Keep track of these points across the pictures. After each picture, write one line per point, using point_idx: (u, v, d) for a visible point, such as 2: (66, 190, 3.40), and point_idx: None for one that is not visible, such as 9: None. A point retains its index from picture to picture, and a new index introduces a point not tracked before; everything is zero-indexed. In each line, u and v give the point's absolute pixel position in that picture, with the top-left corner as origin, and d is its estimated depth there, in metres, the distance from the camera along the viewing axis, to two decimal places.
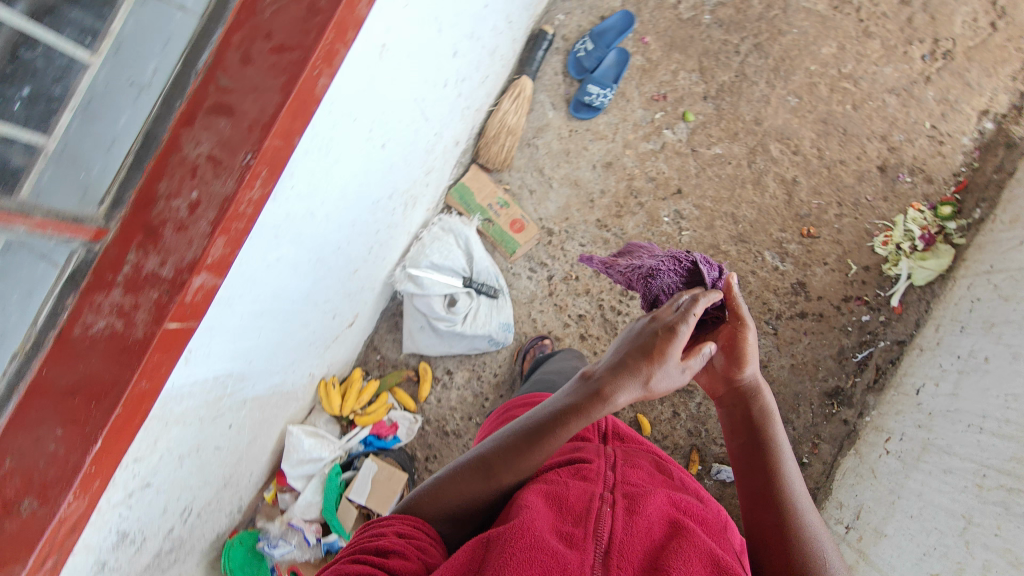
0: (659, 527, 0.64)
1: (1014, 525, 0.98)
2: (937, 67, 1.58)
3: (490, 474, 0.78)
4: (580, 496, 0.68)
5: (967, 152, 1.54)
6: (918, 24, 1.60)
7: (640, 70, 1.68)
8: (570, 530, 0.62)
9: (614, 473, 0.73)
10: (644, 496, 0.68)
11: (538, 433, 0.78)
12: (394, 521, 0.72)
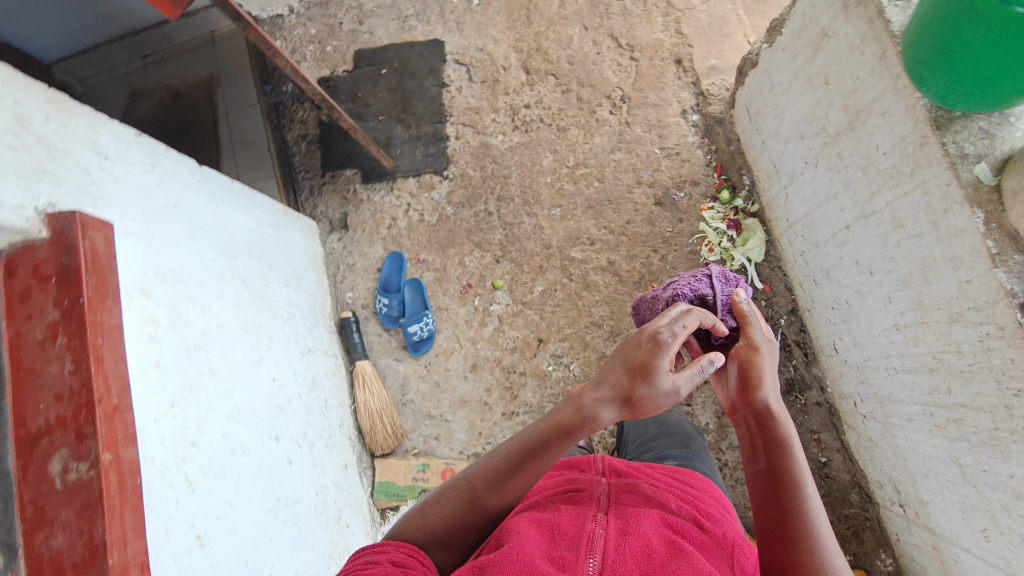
0: (642, 539, 0.75)
1: (989, 456, 0.93)
2: (626, 111, 1.80)
3: (486, 492, 0.87)
4: (570, 524, 0.79)
5: (700, 146, 1.74)
6: (588, 96, 1.83)
7: (437, 281, 1.81)
8: (557, 548, 0.73)
9: (607, 504, 0.85)
10: (629, 518, 0.80)
11: (525, 458, 0.88)
12: (388, 548, 0.79)
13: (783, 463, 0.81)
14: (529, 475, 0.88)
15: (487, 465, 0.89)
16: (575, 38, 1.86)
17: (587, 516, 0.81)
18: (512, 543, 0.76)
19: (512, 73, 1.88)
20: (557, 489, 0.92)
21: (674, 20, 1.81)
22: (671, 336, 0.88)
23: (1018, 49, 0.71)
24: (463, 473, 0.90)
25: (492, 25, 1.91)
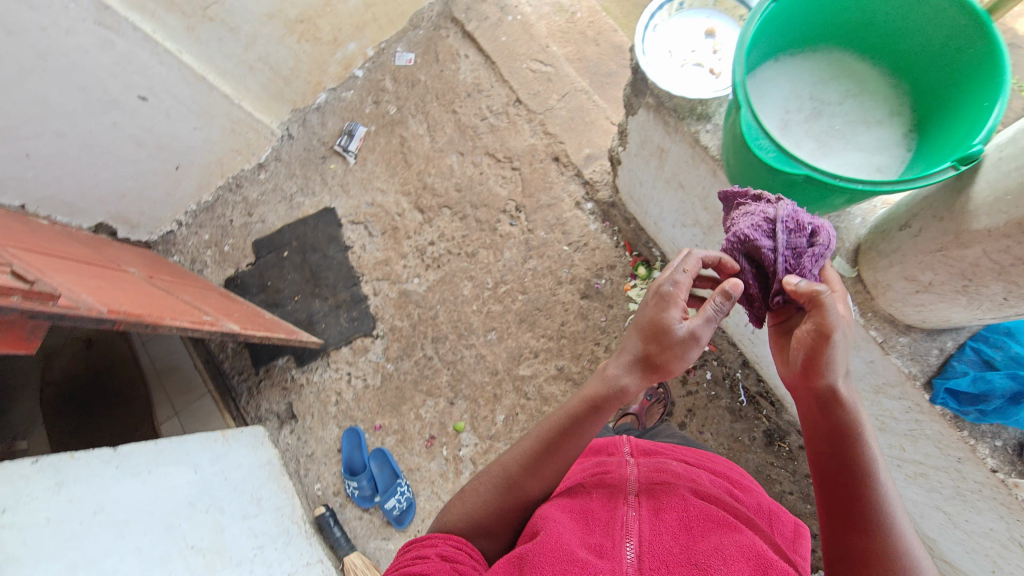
0: (677, 518, 0.71)
1: (969, 510, 1.00)
2: (525, 220, 1.84)
3: (520, 478, 0.84)
4: (601, 510, 0.76)
5: (604, 230, 1.79)
6: (485, 215, 1.87)
7: (400, 443, 1.76)
8: (589, 537, 0.71)
9: (639, 476, 0.80)
10: (658, 495, 0.76)
11: (550, 444, 0.83)
12: (427, 544, 0.77)
13: (857, 447, 0.69)
14: (557, 463, 0.84)
15: (518, 453, 0.86)
16: (454, 166, 1.92)
17: (619, 500, 0.77)
18: (536, 534, 0.73)
19: (408, 216, 1.91)
20: (587, 470, 0.88)
21: (539, 121, 1.88)
22: (676, 286, 0.79)
23: (796, 189, 0.83)
24: (499, 460, 0.88)
25: (375, 178, 1.95)
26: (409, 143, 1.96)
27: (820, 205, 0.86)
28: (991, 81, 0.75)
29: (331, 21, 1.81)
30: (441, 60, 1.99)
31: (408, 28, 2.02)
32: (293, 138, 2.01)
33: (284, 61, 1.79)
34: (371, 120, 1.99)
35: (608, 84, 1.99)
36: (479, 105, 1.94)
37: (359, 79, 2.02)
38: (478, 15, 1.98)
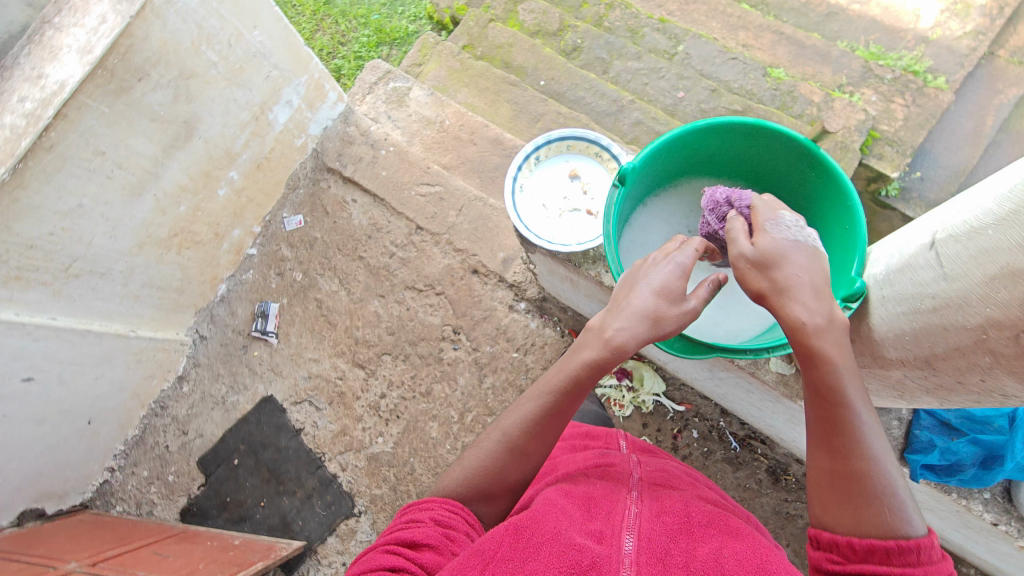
0: (678, 519, 0.86)
1: None
2: (467, 341, 1.81)
3: (526, 434, 0.97)
4: (608, 503, 0.90)
5: (546, 325, 1.80)
6: (427, 349, 1.82)
7: None
8: (594, 520, 0.85)
9: (641, 488, 0.96)
10: (663, 501, 0.91)
11: (559, 405, 0.98)
12: (430, 508, 0.93)
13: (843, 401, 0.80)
14: (554, 428, 0.98)
15: (527, 405, 0.99)
16: (380, 311, 1.86)
17: (625, 497, 0.92)
18: (541, 509, 0.87)
19: (351, 376, 1.83)
20: (592, 464, 1.04)
21: (446, 241, 1.87)
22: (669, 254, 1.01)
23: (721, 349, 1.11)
24: (509, 413, 1.01)
25: (304, 349, 1.87)
26: (326, 303, 1.90)
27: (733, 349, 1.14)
28: (844, 195, 1.14)
29: (206, 222, 1.68)
30: (330, 211, 1.96)
31: (288, 191, 1.94)
32: (205, 338, 1.89)
33: (171, 276, 1.66)
34: (280, 292, 1.92)
35: (498, 178, 2.01)
36: (383, 243, 1.91)
37: (254, 256, 1.94)
38: (352, 158, 1.97)
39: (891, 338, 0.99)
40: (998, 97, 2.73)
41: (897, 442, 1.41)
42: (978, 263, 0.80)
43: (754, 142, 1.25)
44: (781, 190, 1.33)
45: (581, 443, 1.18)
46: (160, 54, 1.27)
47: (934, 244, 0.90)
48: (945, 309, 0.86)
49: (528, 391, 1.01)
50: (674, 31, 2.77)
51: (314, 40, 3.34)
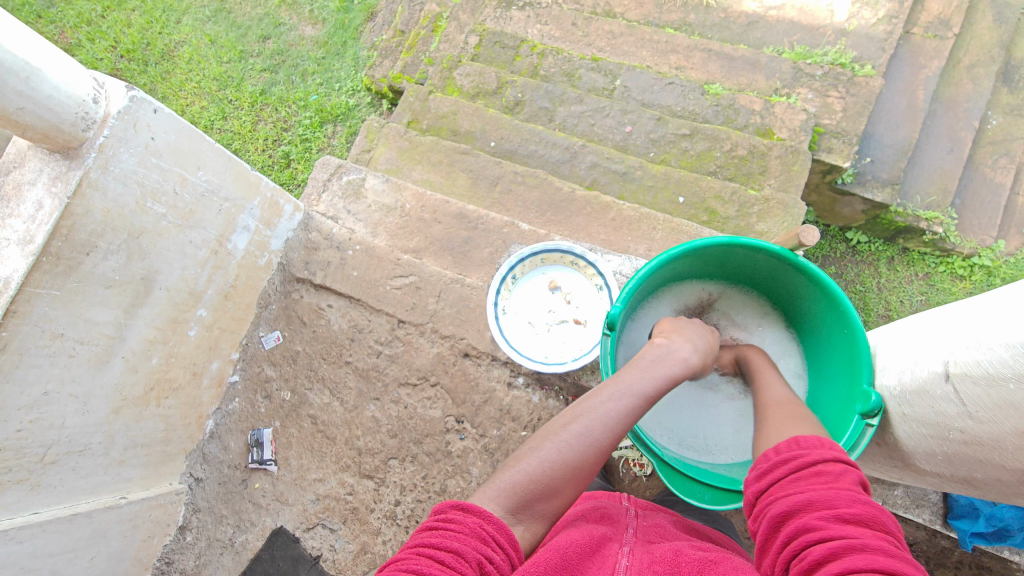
0: (668, 563, 0.95)
1: None
2: (473, 428, 1.76)
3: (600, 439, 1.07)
4: (603, 551, 1.01)
5: (548, 396, 1.77)
6: (434, 445, 1.76)
7: None
8: (586, 566, 0.95)
9: (634, 543, 1.07)
10: (654, 551, 1.01)
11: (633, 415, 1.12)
12: (465, 537, 0.89)
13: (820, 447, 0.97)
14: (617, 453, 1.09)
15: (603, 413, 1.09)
16: (378, 415, 1.81)
17: (616, 549, 1.02)
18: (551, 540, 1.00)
19: (361, 489, 1.76)
20: (592, 518, 1.16)
21: (432, 329, 1.86)
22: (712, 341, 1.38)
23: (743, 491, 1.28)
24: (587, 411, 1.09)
25: (307, 471, 1.79)
26: (321, 418, 1.83)
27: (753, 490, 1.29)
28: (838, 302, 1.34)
29: (182, 366, 1.60)
30: (307, 321, 1.91)
31: (260, 310, 1.88)
32: (200, 480, 1.75)
33: (154, 430, 1.57)
34: (271, 415, 1.85)
35: (470, 252, 1.99)
36: (367, 344, 1.87)
37: (237, 382, 1.85)
38: (320, 264, 1.94)
39: (924, 452, 1.17)
40: (923, 70, 2.80)
41: (949, 509, 1.63)
42: (1004, 414, 0.93)
43: (742, 253, 1.49)
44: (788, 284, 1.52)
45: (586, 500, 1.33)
46: (105, 223, 1.23)
47: (949, 376, 1.05)
48: (977, 443, 1.01)
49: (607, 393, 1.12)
50: (608, 67, 2.84)
51: (257, 132, 3.31)
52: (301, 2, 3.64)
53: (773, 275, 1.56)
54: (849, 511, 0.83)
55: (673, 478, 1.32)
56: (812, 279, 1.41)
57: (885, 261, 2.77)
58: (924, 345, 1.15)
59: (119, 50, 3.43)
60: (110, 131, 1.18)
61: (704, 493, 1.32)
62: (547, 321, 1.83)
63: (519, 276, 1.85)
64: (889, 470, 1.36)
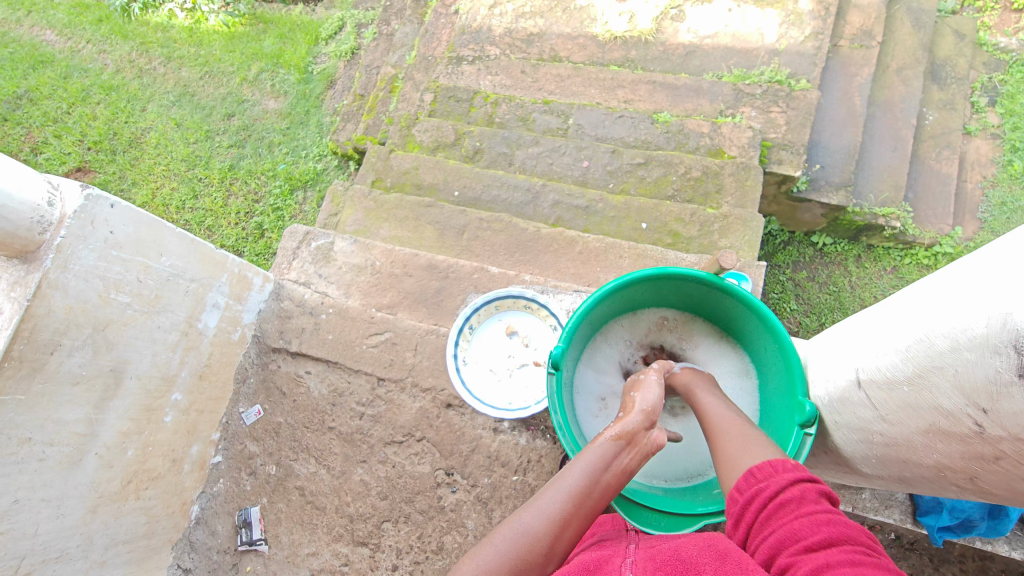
0: (669, 568, 0.91)
1: None
2: (463, 479, 1.74)
3: (535, 542, 1.03)
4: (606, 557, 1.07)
5: (535, 437, 1.76)
6: (426, 502, 1.74)
7: None
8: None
9: (637, 552, 1.02)
10: (657, 556, 0.96)
11: (569, 509, 1.08)
12: None
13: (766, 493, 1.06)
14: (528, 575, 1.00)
15: (535, 517, 1.06)
16: (367, 478, 1.78)
17: (619, 564, 0.98)
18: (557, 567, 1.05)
19: (357, 558, 1.71)
20: (594, 547, 1.12)
21: (412, 384, 1.86)
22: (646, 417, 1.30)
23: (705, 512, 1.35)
24: (514, 517, 1.07)
25: (299, 546, 1.74)
26: (309, 489, 1.79)
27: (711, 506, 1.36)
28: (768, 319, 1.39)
29: (160, 453, 1.57)
30: (287, 392, 1.90)
31: (238, 385, 1.87)
32: (188, 570, 1.69)
33: (137, 524, 1.52)
34: (257, 492, 1.80)
35: (444, 301, 2.01)
36: (349, 407, 1.86)
37: (220, 463, 1.81)
38: (294, 332, 1.95)
39: (859, 457, 1.17)
40: (855, 79, 2.95)
41: (916, 506, 1.63)
42: (908, 415, 0.96)
43: (672, 281, 1.52)
44: (718, 305, 1.56)
45: (590, 531, 1.26)
46: (68, 321, 1.24)
47: (861, 383, 1.08)
48: (897, 446, 1.03)
49: (543, 493, 1.10)
50: (560, 108, 2.95)
51: (228, 207, 3.35)
52: (262, 78, 3.77)
53: (707, 301, 1.59)
54: (814, 539, 0.86)
55: (626, 507, 1.33)
56: (741, 298, 1.45)
57: (853, 259, 2.83)
58: (838, 358, 1.18)
59: (86, 143, 3.49)
60: (67, 231, 1.20)
61: (658, 518, 1.35)
62: (508, 367, 1.88)
63: (476, 326, 1.90)
64: (843, 477, 1.36)
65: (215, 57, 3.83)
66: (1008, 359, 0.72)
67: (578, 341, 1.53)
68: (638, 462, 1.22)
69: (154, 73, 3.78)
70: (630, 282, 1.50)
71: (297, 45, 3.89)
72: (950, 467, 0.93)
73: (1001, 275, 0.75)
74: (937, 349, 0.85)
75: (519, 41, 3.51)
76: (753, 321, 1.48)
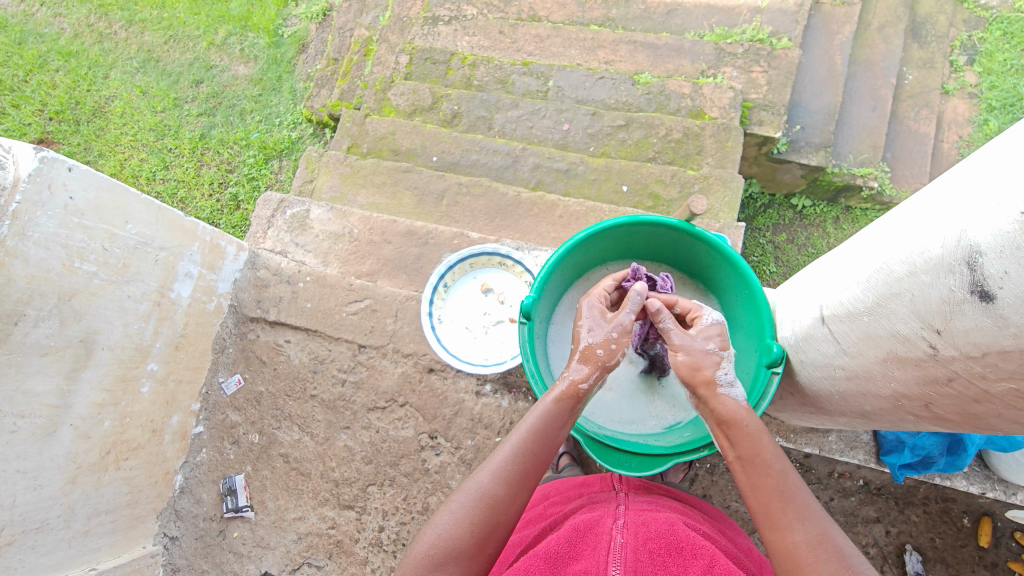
0: (663, 540, 1.01)
1: None
2: (447, 442, 1.76)
3: (491, 505, 1.04)
4: (602, 527, 1.06)
5: (517, 399, 1.79)
6: (411, 465, 1.76)
7: None
8: (582, 553, 1.00)
9: (626, 515, 1.10)
10: (648, 524, 1.06)
11: (524, 466, 1.09)
12: None
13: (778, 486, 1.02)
14: (496, 528, 1.04)
15: (488, 479, 1.07)
16: (350, 444, 1.79)
17: (610, 526, 1.06)
18: (552, 540, 1.05)
19: (343, 521, 1.74)
20: (583, 508, 1.19)
21: (393, 350, 1.85)
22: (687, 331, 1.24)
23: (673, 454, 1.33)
24: (469, 480, 1.08)
25: (285, 511, 1.76)
26: (293, 455, 1.80)
27: (680, 449, 1.34)
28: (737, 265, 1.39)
29: (139, 424, 1.56)
30: (266, 360, 1.88)
31: (217, 355, 1.85)
32: (176, 538, 1.71)
33: (119, 494, 1.52)
34: (241, 461, 1.81)
35: (423, 268, 1.99)
36: (330, 374, 1.85)
37: (202, 433, 1.81)
38: (272, 301, 1.92)
39: (824, 395, 1.20)
40: (837, 37, 2.92)
41: (880, 446, 1.68)
42: (868, 345, 0.98)
43: (645, 229, 1.52)
44: (691, 255, 1.57)
45: (578, 491, 1.33)
46: (31, 290, 1.20)
47: (825, 319, 1.10)
48: (856, 378, 1.06)
49: (497, 453, 1.10)
50: (540, 69, 2.88)
51: (202, 177, 3.25)
52: (230, 42, 3.60)
53: (680, 252, 1.60)
54: None
55: (598, 449, 1.33)
56: (714, 246, 1.45)
57: (831, 221, 2.85)
58: (805, 295, 1.20)
59: (46, 113, 3.32)
60: (22, 196, 1.15)
61: (628, 460, 1.33)
62: (484, 324, 1.88)
63: (451, 284, 1.89)
64: (810, 420, 1.40)
65: (179, 20, 3.65)
66: (961, 277, 0.74)
67: (549, 291, 1.54)
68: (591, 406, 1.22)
69: (116, 38, 3.59)
70: (605, 231, 1.50)
71: (265, 7, 3.71)
72: (906, 395, 0.96)
73: (965, 191, 0.75)
74: (896, 275, 0.87)
75: (497, 1, 3.39)
76: (724, 269, 1.49)
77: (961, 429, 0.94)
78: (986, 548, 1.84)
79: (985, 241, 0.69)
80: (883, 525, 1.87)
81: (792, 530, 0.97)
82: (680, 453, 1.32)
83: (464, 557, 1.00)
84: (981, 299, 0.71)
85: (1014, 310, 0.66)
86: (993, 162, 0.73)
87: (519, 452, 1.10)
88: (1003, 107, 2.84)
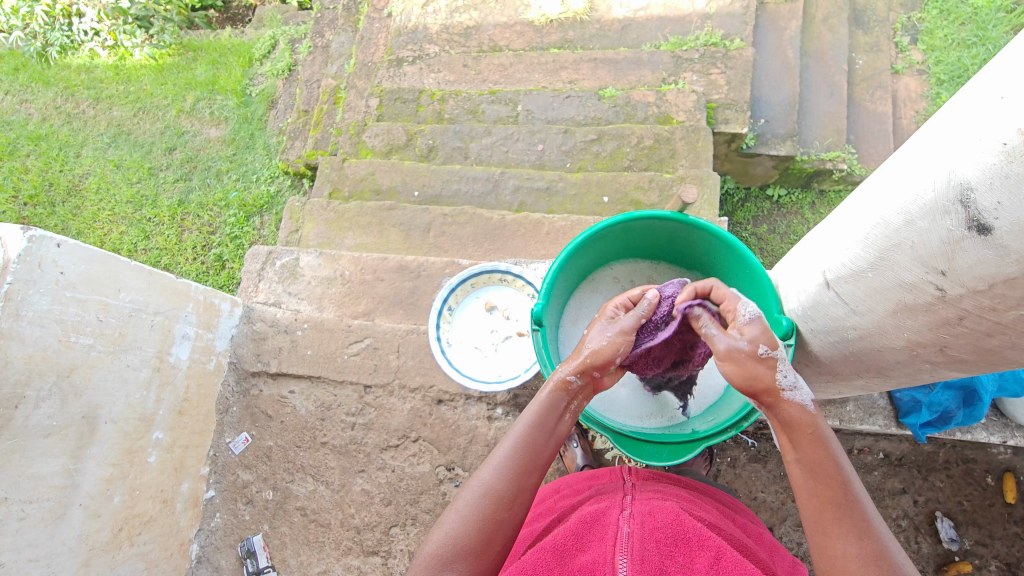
0: (670, 529, 0.98)
1: None
2: (464, 473, 1.74)
3: (497, 500, 1.02)
4: (607, 521, 1.04)
5: None
6: (432, 501, 1.73)
7: None
8: (589, 547, 0.98)
9: (633, 505, 1.09)
10: (655, 513, 1.03)
11: (529, 460, 1.08)
12: None
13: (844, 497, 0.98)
14: (506, 524, 1.02)
15: (493, 476, 1.04)
16: (368, 487, 1.76)
17: (616, 517, 1.04)
18: (557, 540, 1.02)
19: (369, 568, 1.69)
20: (590, 501, 1.17)
21: (399, 386, 1.84)
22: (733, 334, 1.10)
23: (703, 438, 1.33)
24: (471, 478, 1.06)
25: (309, 566, 1.71)
26: (310, 508, 1.76)
27: (709, 433, 1.33)
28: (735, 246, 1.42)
29: (148, 496, 1.51)
30: (272, 414, 1.85)
31: (221, 415, 1.82)
32: None
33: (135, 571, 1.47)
34: (257, 520, 1.76)
35: (419, 300, 2.00)
36: (339, 419, 1.83)
37: (214, 497, 1.77)
38: (271, 352, 1.90)
39: (840, 360, 1.21)
40: (786, 32, 3.05)
41: (898, 409, 1.70)
42: (876, 300, 1.00)
43: (639, 224, 1.55)
44: (688, 244, 1.60)
45: (587, 483, 1.30)
46: (29, 370, 1.18)
47: (830, 284, 1.12)
48: (870, 336, 1.07)
49: (498, 449, 1.09)
50: (507, 96, 2.96)
51: (184, 242, 3.24)
52: (199, 107, 3.65)
53: (677, 243, 1.63)
54: None
55: (627, 444, 1.34)
56: (709, 232, 1.48)
57: (808, 206, 2.91)
58: (806, 264, 1.22)
59: (20, 198, 3.30)
60: (14, 276, 1.14)
61: (660, 451, 1.34)
62: (493, 341, 1.88)
63: (455, 307, 1.89)
64: (828, 390, 1.41)
65: (146, 92, 3.70)
66: (957, 215, 0.77)
67: (556, 296, 1.55)
68: (587, 397, 1.21)
69: (84, 117, 3.63)
70: (601, 232, 1.53)
71: (230, 69, 3.78)
72: (920, 343, 0.98)
73: (950, 134, 0.78)
74: (893, 226, 0.90)
75: (457, 36, 3.50)
76: (723, 252, 1.52)
77: (979, 369, 0.95)
78: (1014, 503, 1.84)
79: (973, 176, 0.72)
80: (910, 495, 1.87)
81: (844, 542, 0.95)
82: (708, 436, 1.32)
83: (473, 555, 0.97)
84: (980, 233, 0.73)
85: (1012, 236, 0.68)
86: (967, 104, 0.76)
87: (521, 448, 1.09)
88: (952, 79, 2.96)
